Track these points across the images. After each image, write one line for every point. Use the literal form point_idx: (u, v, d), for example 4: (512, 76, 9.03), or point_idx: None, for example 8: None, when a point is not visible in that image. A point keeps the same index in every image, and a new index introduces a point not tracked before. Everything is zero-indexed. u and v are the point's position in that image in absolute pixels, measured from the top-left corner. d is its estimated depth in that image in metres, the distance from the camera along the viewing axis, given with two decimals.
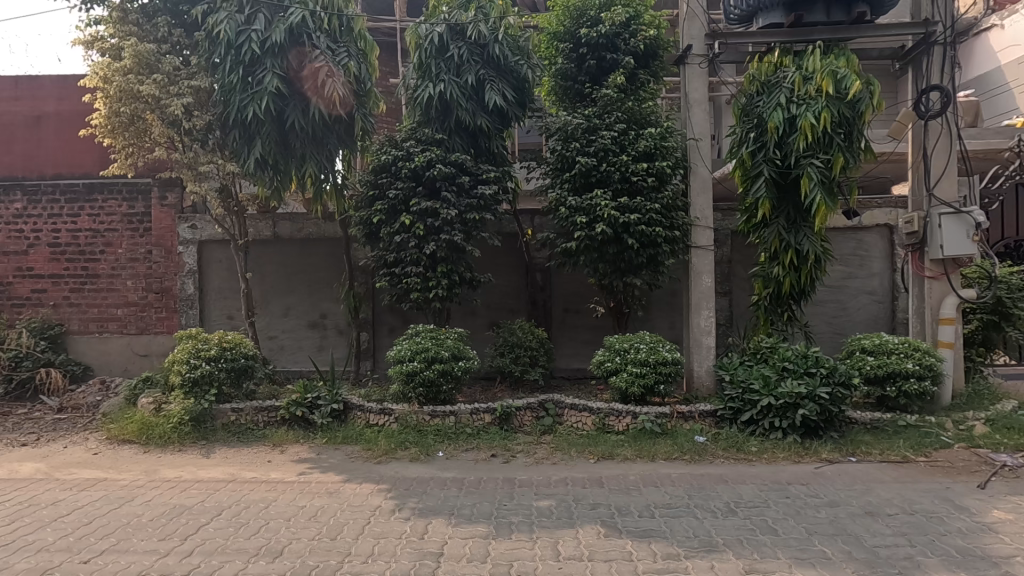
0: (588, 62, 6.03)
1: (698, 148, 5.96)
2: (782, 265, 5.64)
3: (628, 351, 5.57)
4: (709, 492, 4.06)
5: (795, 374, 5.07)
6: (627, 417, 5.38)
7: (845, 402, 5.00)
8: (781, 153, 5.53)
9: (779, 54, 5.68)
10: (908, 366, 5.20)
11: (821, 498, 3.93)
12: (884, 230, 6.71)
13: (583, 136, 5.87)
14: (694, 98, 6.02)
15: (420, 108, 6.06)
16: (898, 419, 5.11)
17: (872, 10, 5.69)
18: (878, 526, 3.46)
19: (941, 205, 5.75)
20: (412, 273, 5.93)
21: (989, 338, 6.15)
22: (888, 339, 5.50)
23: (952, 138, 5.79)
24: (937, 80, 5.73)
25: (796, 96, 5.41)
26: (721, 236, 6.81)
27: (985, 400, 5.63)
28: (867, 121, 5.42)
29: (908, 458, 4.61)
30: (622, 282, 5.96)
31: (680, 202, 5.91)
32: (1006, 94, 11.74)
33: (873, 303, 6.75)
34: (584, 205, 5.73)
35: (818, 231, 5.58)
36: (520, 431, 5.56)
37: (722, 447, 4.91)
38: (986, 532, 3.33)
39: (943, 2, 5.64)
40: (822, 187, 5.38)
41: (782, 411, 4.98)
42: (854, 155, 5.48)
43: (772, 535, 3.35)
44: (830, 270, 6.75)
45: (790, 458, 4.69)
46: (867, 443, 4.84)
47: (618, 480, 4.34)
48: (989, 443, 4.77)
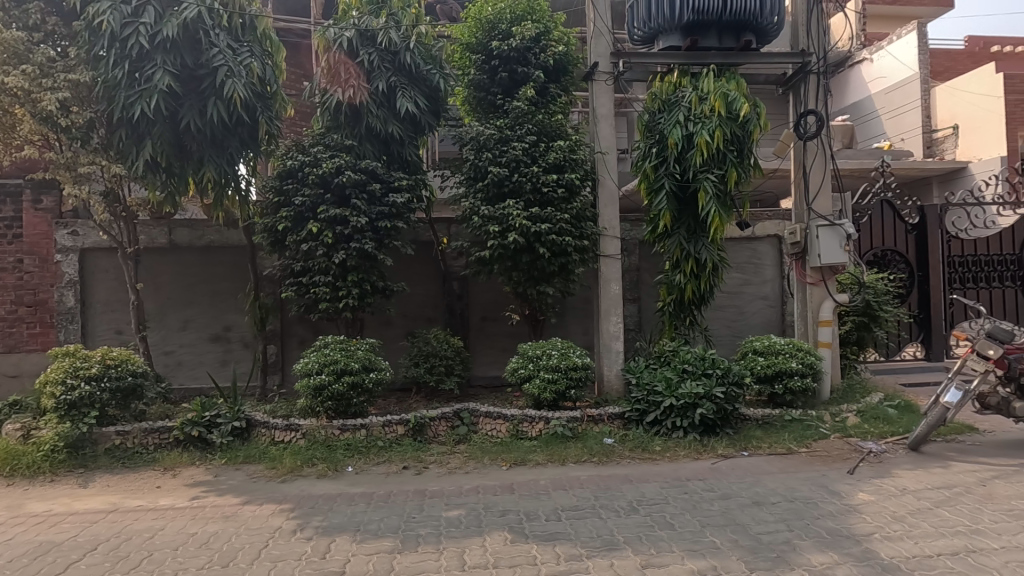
0: (500, 74, 6.14)
1: (605, 161, 6.22)
2: (684, 272, 6.00)
3: (541, 358, 5.67)
4: (614, 492, 4.22)
5: (694, 375, 5.39)
6: (540, 422, 5.48)
7: (737, 400, 5.37)
8: (681, 168, 5.88)
9: (677, 75, 6.07)
10: (793, 365, 5.67)
11: (715, 491, 4.19)
12: (774, 240, 7.29)
13: (495, 146, 5.96)
14: (601, 113, 6.29)
15: (329, 113, 5.95)
16: (784, 415, 5.56)
17: (758, 40, 6.20)
18: (763, 514, 3.74)
19: (818, 218, 6.34)
20: (320, 282, 5.75)
21: (861, 338, 6.82)
22: (776, 341, 5.97)
23: (827, 158, 6.40)
24: (813, 105, 6.35)
25: (693, 115, 5.77)
26: (630, 246, 7.13)
27: (858, 393, 6.25)
28: (755, 140, 5.86)
29: (792, 450, 5.02)
30: (535, 290, 6.08)
31: (589, 213, 6.13)
32: (876, 120, 13.21)
33: (766, 307, 7.31)
34: (497, 214, 5.81)
35: (715, 241, 5.96)
36: (434, 441, 5.50)
37: (629, 448, 5.12)
38: (852, 513, 3.69)
39: (817, 36, 6.27)
40: (717, 201, 5.77)
41: (682, 411, 5.29)
42: (744, 171, 5.91)
43: (670, 530, 3.53)
44: (728, 278, 7.26)
45: (690, 455, 4.98)
46: (757, 438, 5.22)
47: (529, 486, 4.40)
48: (858, 432, 5.30)
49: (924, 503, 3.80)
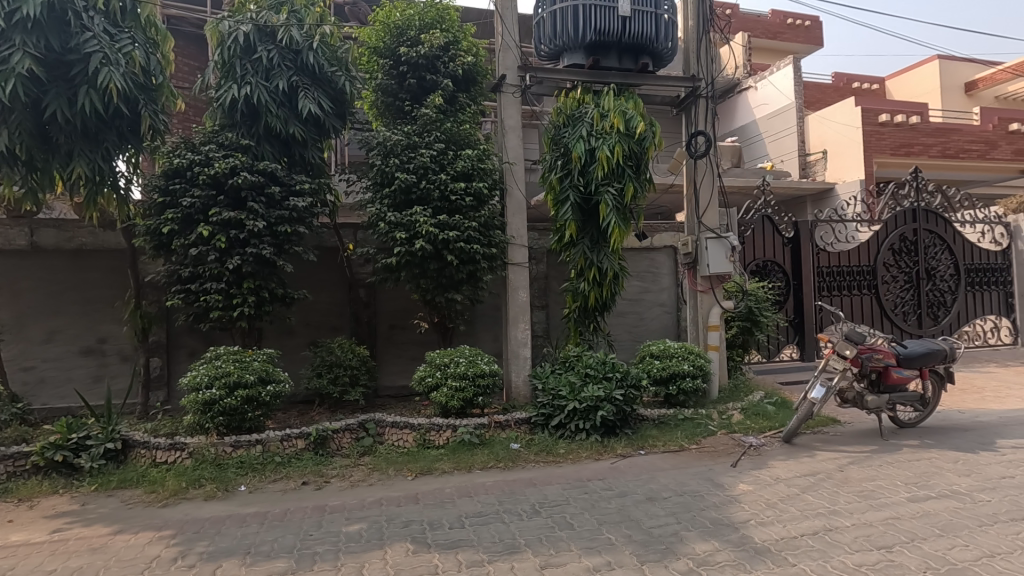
0: (408, 80, 6.11)
1: (512, 172, 6.33)
2: (587, 280, 6.24)
3: (448, 365, 5.66)
4: (518, 496, 4.29)
5: (596, 379, 5.62)
6: (447, 431, 5.46)
7: (636, 402, 5.66)
8: (584, 181, 6.14)
9: (581, 91, 6.35)
10: (685, 367, 6.09)
11: (613, 490, 4.38)
12: (669, 251, 7.79)
13: (402, 152, 5.91)
14: (508, 125, 6.43)
15: (223, 110, 5.60)
16: (678, 414, 5.93)
17: (654, 63, 6.63)
18: (655, 509, 3.97)
19: (707, 231, 6.86)
20: (211, 290, 5.37)
21: (745, 341, 7.44)
22: (670, 345, 6.38)
23: (714, 175, 6.95)
24: (702, 126, 6.88)
25: (595, 131, 6.05)
26: (537, 254, 7.32)
27: (742, 392, 6.81)
28: (651, 156, 6.20)
29: (684, 447, 5.36)
30: (444, 298, 6.06)
31: (497, 221, 6.20)
32: (760, 143, 14.55)
33: (663, 313, 7.77)
34: (404, 221, 5.76)
35: (616, 250, 6.25)
36: (337, 454, 5.31)
37: (535, 452, 5.23)
38: (732, 503, 4.01)
39: (706, 63, 6.81)
40: (617, 213, 6.06)
41: (585, 413, 5.49)
42: (641, 185, 6.25)
43: (568, 530, 3.65)
44: (629, 286, 7.65)
45: (591, 456, 5.17)
46: (653, 437, 5.52)
47: (434, 495, 4.37)
48: (741, 428, 5.77)
49: (793, 490, 4.21)
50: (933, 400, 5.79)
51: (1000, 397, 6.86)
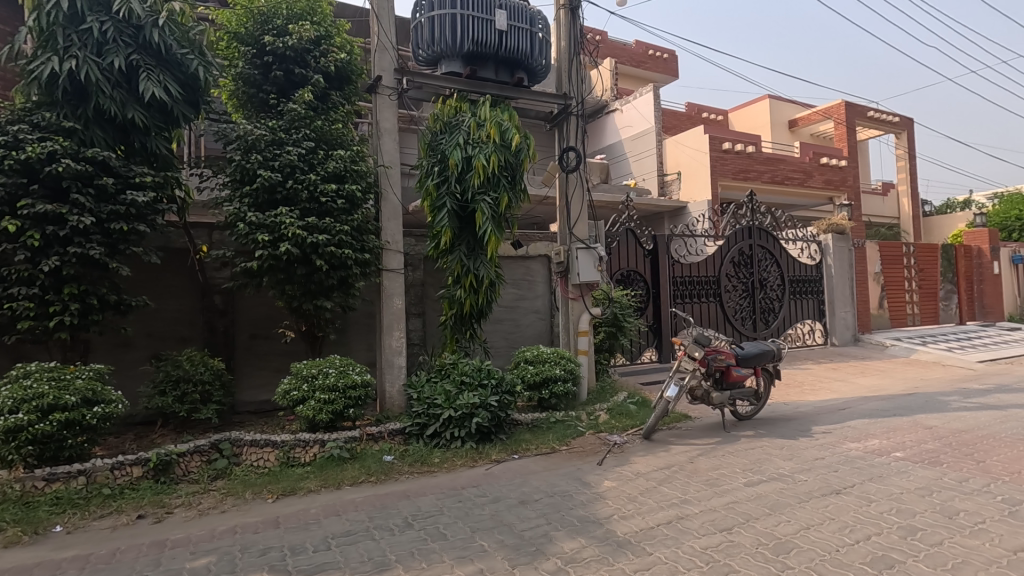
0: (274, 72, 5.72)
1: (388, 176, 6.19)
2: (464, 287, 6.24)
3: (316, 377, 5.32)
4: (390, 511, 4.14)
5: (471, 386, 5.63)
6: (314, 446, 5.14)
7: (510, 407, 5.76)
8: (461, 188, 6.16)
9: (458, 99, 6.36)
10: (557, 372, 6.35)
11: (487, 496, 4.41)
12: (544, 259, 8.08)
13: (266, 148, 5.50)
14: (384, 127, 6.26)
15: (40, 85, 4.79)
16: (550, 417, 6.16)
17: (529, 78, 6.89)
18: (527, 511, 4.06)
19: (578, 242, 7.21)
20: (19, 296, 4.53)
21: (612, 346, 7.92)
22: (543, 350, 6.61)
23: (584, 189, 7.34)
24: (573, 142, 7.27)
25: (472, 139, 6.10)
26: (414, 260, 7.20)
27: (608, 393, 7.25)
28: (526, 168, 6.37)
29: (555, 449, 5.56)
30: (312, 305, 5.69)
31: (371, 226, 5.98)
32: (625, 162, 15.73)
33: (537, 320, 8.02)
34: (267, 222, 5.33)
35: (492, 258, 6.31)
36: (183, 480, 4.75)
37: (409, 463, 5.11)
38: (598, 500, 4.23)
39: (577, 83, 7.22)
40: (493, 221, 6.12)
41: (460, 421, 5.48)
42: (516, 196, 6.39)
43: (441, 541, 3.59)
44: (505, 293, 7.80)
45: (466, 464, 5.16)
46: (527, 441, 5.66)
47: (297, 517, 4.06)
48: (607, 427, 6.14)
49: (651, 483, 4.55)
50: (765, 395, 6.59)
51: (814, 389, 8.03)
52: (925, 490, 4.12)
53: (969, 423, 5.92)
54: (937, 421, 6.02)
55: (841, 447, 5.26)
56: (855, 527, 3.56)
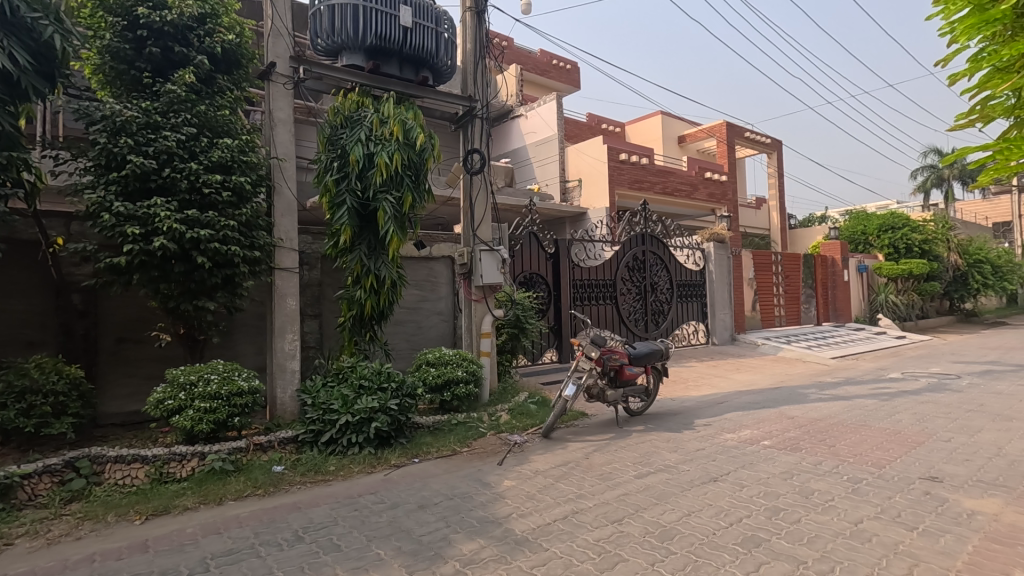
0: (149, 49, 5.18)
1: (281, 168, 5.88)
2: (364, 288, 6.02)
3: (196, 384, 4.89)
4: (279, 524, 3.90)
5: (370, 390, 5.46)
6: (193, 460, 4.72)
7: (411, 410, 5.66)
8: (362, 185, 5.97)
9: (360, 94, 6.16)
10: (459, 373, 6.33)
11: (385, 502, 4.29)
12: (448, 261, 8.02)
13: (138, 132, 4.96)
14: (278, 117, 5.94)
15: None
16: (451, 419, 6.13)
17: (434, 77, 6.86)
18: (426, 515, 4.00)
19: (481, 244, 7.26)
20: None
21: (514, 347, 8.04)
22: (446, 352, 6.57)
23: (488, 192, 7.40)
24: (478, 145, 7.32)
25: (374, 136, 5.93)
26: (310, 259, 6.84)
27: (510, 393, 7.35)
28: (430, 168, 6.30)
29: (456, 451, 5.54)
30: (192, 306, 5.21)
31: (262, 221, 5.60)
32: (529, 166, 16.10)
33: (440, 321, 7.95)
34: (138, 213, 4.81)
35: (394, 258, 6.16)
36: (29, 505, 4.15)
37: (301, 472, 4.84)
38: (498, 499, 4.28)
39: (482, 86, 7.28)
40: (395, 221, 5.98)
41: (358, 426, 5.30)
42: (420, 196, 6.29)
43: (335, 552, 3.44)
44: (407, 295, 7.65)
45: (363, 470, 4.99)
46: (427, 444, 5.58)
47: (171, 539, 3.69)
48: (508, 427, 6.22)
49: (549, 480, 4.67)
50: (654, 392, 7.01)
51: (697, 385, 8.70)
52: (787, 474, 4.60)
53: (823, 412, 6.70)
54: (798, 412, 6.76)
55: (719, 438, 5.74)
56: (729, 511, 3.89)
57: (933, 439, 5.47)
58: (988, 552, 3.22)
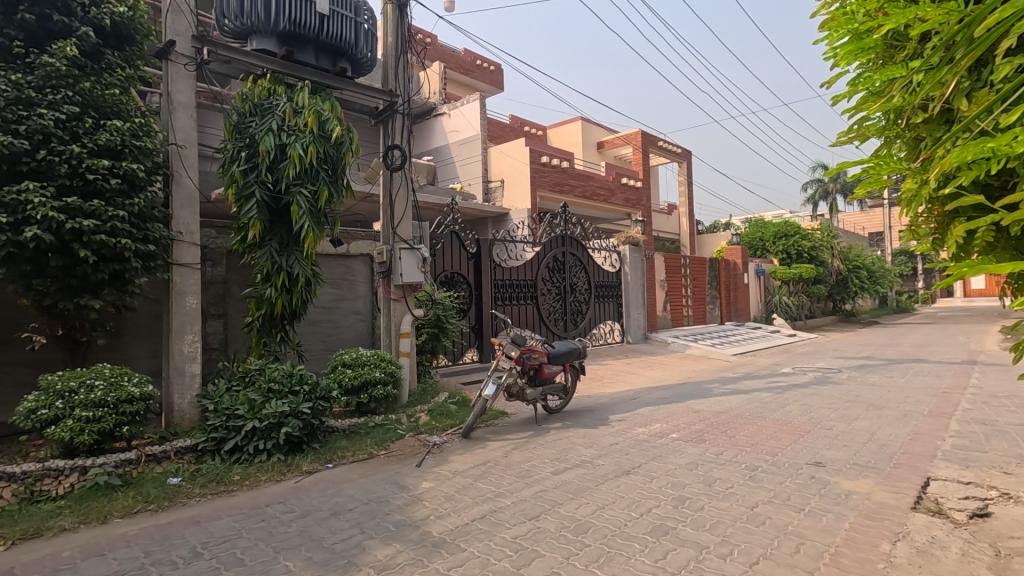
0: (21, 14, 4.55)
1: (181, 156, 5.45)
2: (274, 286, 5.69)
3: (77, 391, 4.40)
4: (174, 541, 3.60)
5: (280, 394, 5.17)
6: (72, 475, 4.26)
7: (325, 413, 5.43)
8: (273, 177, 5.65)
9: (271, 81, 5.83)
10: (376, 374, 6.17)
11: (295, 511, 4.08)
12: (366, 259, 7.77)
13: (7, 107, 4.36)
14: (178, 101, 5.50)
15: None
16: (368, 422, 5.97)
17: (353, 69, 6.64)
18: (339, 522, 3.86)
19: (401, 242, 7.12)
20: None
21: (434, 347, 7.94)
22: (363, 352, 6.38)
23: (409, 189, 7.27)
24: (398, 141, 7.18)
25: (286, 126, 5.63)
26: (213, 255, 6.38)
27: (430, 394, 7.24)
28: (348, 162, 6.08)
29: (373, 454, 5.38)
30: (73, 304, 4.69)
31: (158, 213, 5.15)
32: (451, 165, 16.00)
33: (358, 321, 7.69)
34: (6, 199, 4.24)
35: (308, 255, 5.88)
36: None
37: (200, 483, 4.50)
38: (415, 502, 4.20)
39: (403, 81, 7.15)
40: (310, 216, 5.71)
41: (266, 432, 5.00)
42: (337, 191, 6.06)
43: (238, 568, 3.22)
44: (322, 293, 7.33)
45: (271, 478, 4.71)
46: (342, 448, 5.37)
47: (43, 565, 3.29)
48: (427, 428, 6.13)
49: (468, 480, 4.66)
50: (572, 389, 7.19)
51: (612, 382, 9.04)
52: (692, 464, 4.89)
53: (725, 406, 7.18)
54: (703, 405, 7.20)
55: (631, 432, 5.99)
56: (640, 502, 4.07)
57: (817, 427, 6.04)
58: (861, 528, 3.59)
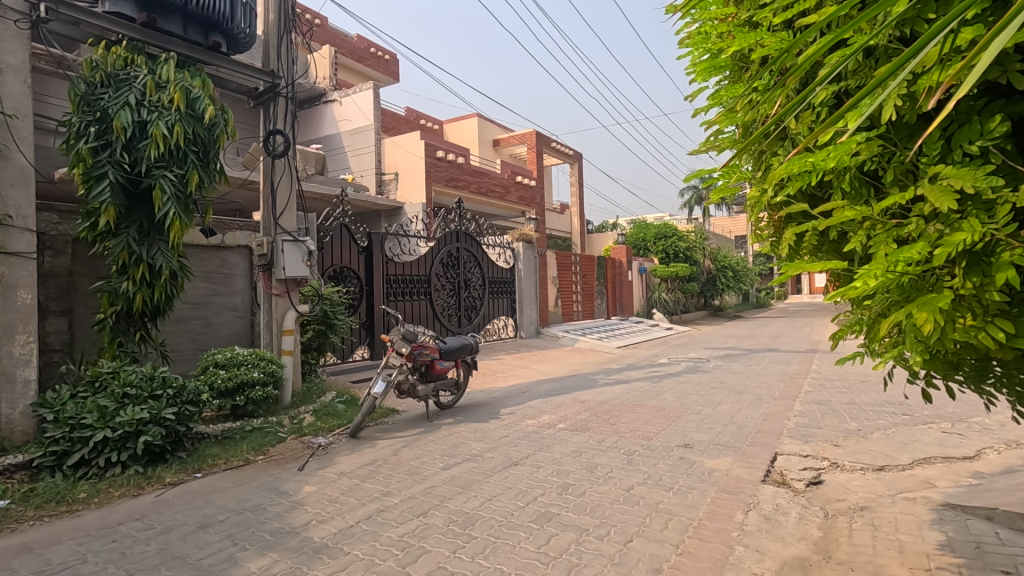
0: None
1: (11, 127, 4.69)
2: (132, 280, 5.10)
3: None
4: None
5: (138, 399, 4.65)
6: None
7: (193, 419, 4.97)
8: (131, 158, 5.05)
9: (128, 50, 5.21)
10: (254, 374, 5.76)
11: (154, 527, 3.70)
12: (244, 251, 7.21)
13: None
14: (6, 63, 4.72)
15: None
16: (245, 426, 5.58)
17: (228, 44, 6.11)
18: (207, 536, 3.56)
19: (284, 233, 6.70)
20: None
21: (321, 345, 7.57)
22: (238, 351, 5.93)
23: (293, 178, 6.86)
24: (281, 126, 6.74)
25: (147, 101, 5.06)
26: (55, 244, 5.57)
27: (315, 393, 6.89)
28: (222, 146, 5.60)
29: (249, 460, 5.02)
30: None
31: None
32: (343, 155, 15.34)
33: (235, 318, 7.12)
34: None
35: (174, 246, 5.33)
36: None
37: (35, 505, 3.92)
38: (296, 508, 3.99)
39: (287, 63, 6.72)
40: (176, 202, 5.18)
41: (120, 443, 4.48)
42: (209, 176, 5.56)
43: None
44: (191, 288, 6.69)
45: (127, 494, 4.22)
46: (213, 455, 4.95)
47: None
48: (311, 429, 5.83)
49: (354, 481, 4.50)
50: (465, 384, 7.19)
51: (505, 377, 9.20)
52: (577, 452, 5.11)
53: (609, 395, 7.61)
54: (588, 396, 7.57)
55: (521, 425, 6.14)
56: (527, 491, 4.19)
57: (687, 412, 6.60)
58: (721, 501, 3.98)
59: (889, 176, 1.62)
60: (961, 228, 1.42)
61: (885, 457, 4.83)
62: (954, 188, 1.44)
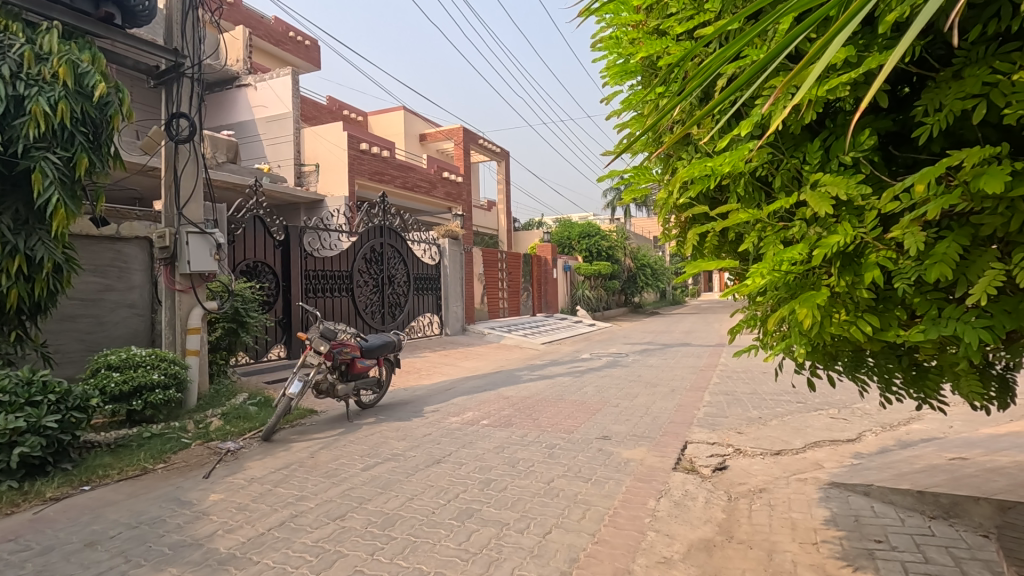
0: None
1: None
2: (6, 273, 4.54)
3: None
4: None
5: (12, 407, 4.16)
6: None
7: (81, 426, 4.52)
8: (4, 136, 4.49)
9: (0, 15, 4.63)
10: (153, 377, 5.33)
11: (32, 548, 3.33)
12: (143, 243, 6.64)
13: None
14: None
15: None
16: (142, 433, 5.15)
17: (125, 18, 5.64)
18: (96, 554, 3.25)
19: (189, 224, 6.24)
20: None
21: (231, 344, 7.14)
22: (135, 352, 5.47)
23: (199, 165, 6.39)
24: (186, 109, 6.25)
25: (24, 74, 4.53)
26: None
27: (224, 396, 6.48)
28: (117, 127, 5.10)
29: (147, 469, 4.63)
30: None
31: None
32: (257, 143, 14.50)
33: (131, 316, 6.55)
34: None
35: (59, 236, 4.80)
36: None
37: None
38: (200, 518, 3.73)
39: (193, 41, 6.24)
40: (60, 187, 4.67)
41: None
42: (101, 160, 5.05)
43: None
44: (79, 283, 6.08)
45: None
46: (104, 466, 4.52)
47: None
48: (219, 434, 5.47)
49: (266, 487, 4.28)
50: (387, 383, 7.03)
51: (429, 374, 9.11)
52: (499, 448, 5.15)
53: (532, 391, 7.73)
54: (512, 391, 7.65)
55: (444, 422, 6.10)
56: (449, 489, 4.17)
57: (606, 405, 6.84)
58: (635, 490, 4.15)
59: (776, 182, 1.74)
60: (836, 231, 1.56)
61: (781, 442, 5.24)
62: (830, 195, 1.58)
